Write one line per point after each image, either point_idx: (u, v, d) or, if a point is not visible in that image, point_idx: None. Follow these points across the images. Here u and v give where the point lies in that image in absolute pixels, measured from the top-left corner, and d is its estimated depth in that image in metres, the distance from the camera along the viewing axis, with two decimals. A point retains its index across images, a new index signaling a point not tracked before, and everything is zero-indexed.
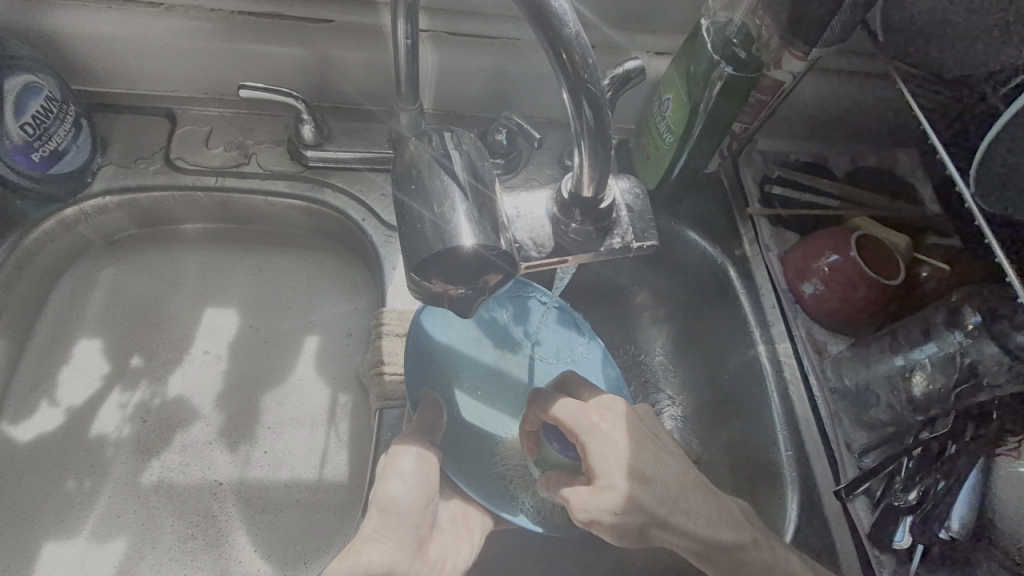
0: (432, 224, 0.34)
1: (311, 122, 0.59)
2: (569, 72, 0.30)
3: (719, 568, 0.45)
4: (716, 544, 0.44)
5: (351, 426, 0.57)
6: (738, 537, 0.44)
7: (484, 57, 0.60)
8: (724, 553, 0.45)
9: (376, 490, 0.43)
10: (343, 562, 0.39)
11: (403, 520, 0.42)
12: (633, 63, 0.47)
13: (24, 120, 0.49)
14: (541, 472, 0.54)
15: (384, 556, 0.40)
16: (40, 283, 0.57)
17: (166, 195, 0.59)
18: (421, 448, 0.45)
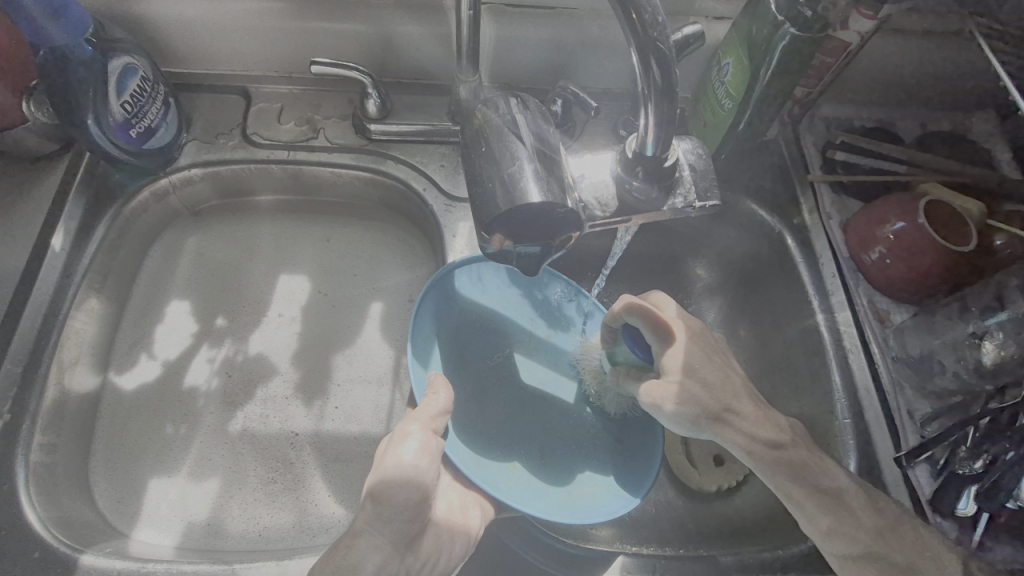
0: (503, 186, 0.36)
1: (375, 97, 0.61)
2: (638, 32, 0.31)
3: (766, 467, 0.45)
4: (761, 439, 0.46)
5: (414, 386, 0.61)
6: (779, 436, 0.46)
7: (541, 28, 0.60)
8: (794, 483, 0.45)
9: (371, 480, 0.43)
10: (333, 559, 0.41)
11: (389, 519, 0.42)
12: (692, 27, 0.48)
13: (124, 99, 0.54)
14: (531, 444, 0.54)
15: (372, 552, 0.41)
16: (136, 251, 0.62)
17: (243, 168, 0.63)
18: (416, 451, 0.44)
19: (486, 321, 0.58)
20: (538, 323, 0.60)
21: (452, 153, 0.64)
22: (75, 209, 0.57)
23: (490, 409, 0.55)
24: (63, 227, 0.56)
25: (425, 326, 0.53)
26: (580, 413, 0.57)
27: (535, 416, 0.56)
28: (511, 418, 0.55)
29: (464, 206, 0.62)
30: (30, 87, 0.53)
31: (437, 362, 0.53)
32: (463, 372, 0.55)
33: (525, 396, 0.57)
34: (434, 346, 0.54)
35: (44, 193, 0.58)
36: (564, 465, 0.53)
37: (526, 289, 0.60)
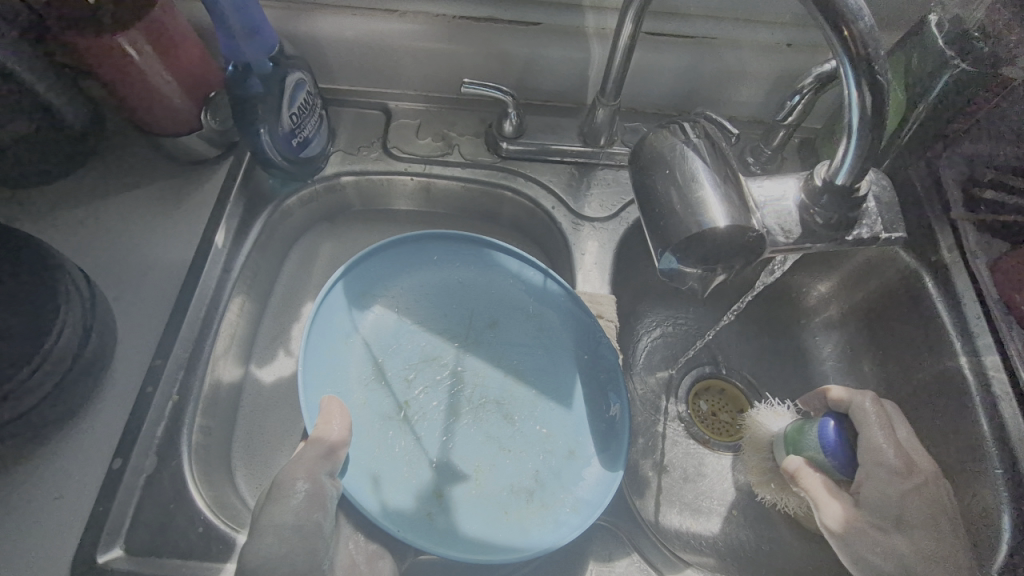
0: (686, 207, 0.37)
1: (514, 118, 0.64)
2: (849, 51, 0.32)
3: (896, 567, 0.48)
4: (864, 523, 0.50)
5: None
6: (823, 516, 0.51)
7: (680, 56, 0.62)
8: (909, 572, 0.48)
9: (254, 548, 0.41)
10: None
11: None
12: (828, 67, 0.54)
13: (293, 110, 0.58)
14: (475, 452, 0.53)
15: None
16: (280, 252, 0.66)
17: (382, 179, 0.66)
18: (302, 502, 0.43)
19: (412, 325, 0.58)
20: (475, 310, 0.59)
21: (580, 174, 0.66)
22: (235, 210, 0.61)
23: (420, 423, 0.53)
24: (226, 225, 0.60)
25: (322, 337, 0.53)
26: (523, 413, 0.55)
27: (475, 423, 0.54)
28: (446, 429, 0.53)
29: (592, 226, 0.63)
30: (208, 94, 0.59)
31: (337, 384, 0.53)
32: (391, 383, 0.55)
33: (461, 401, 0.55)
34: (338, 362, 0.54)
35: (209, 195, 0.63)
36: (505, 480, 0.51)
37: (465, 276, 0.60)
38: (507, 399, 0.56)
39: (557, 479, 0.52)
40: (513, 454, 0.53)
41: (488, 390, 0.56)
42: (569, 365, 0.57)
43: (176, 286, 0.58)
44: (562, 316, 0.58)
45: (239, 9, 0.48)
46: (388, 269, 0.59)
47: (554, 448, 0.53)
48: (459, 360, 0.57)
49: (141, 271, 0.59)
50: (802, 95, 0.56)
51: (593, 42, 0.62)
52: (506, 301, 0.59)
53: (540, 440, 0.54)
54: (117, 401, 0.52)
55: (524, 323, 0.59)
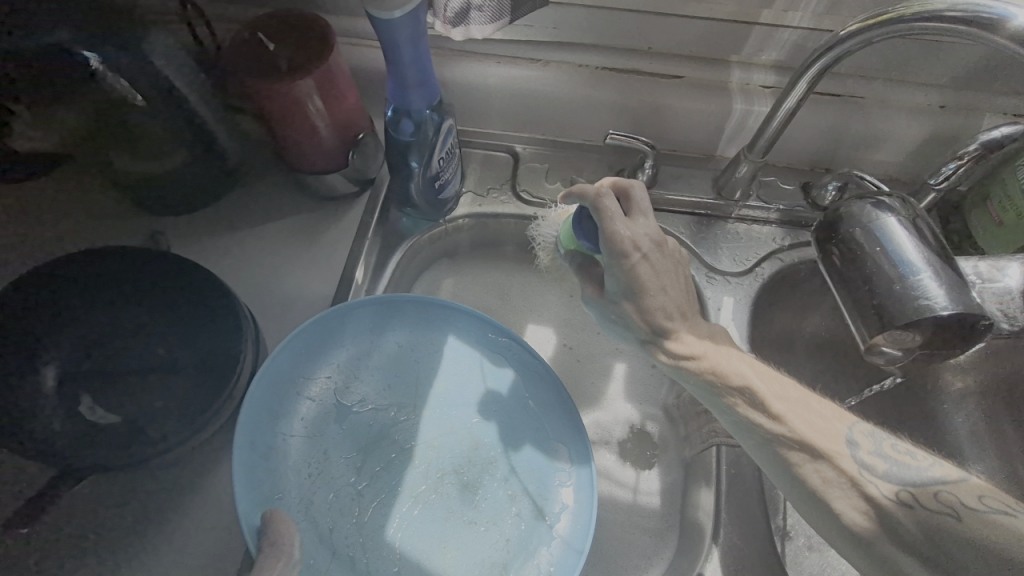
0: (904, 290, 0.37)
1: (649, 171, 0.64)
2: None
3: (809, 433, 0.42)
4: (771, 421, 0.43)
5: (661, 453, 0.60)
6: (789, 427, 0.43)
7: (825, 114, 0.61)
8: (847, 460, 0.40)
9: None
10: None
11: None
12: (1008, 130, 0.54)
13: (441, 155, 0.59)
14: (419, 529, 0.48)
15: None
16: (406, 288, 0.67)
17: (510, 221, 0.67)
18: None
19: (346, 402, 0.51)
20: (431, 378, 0.54)
21: (711, 226, 0.65)
22: (372, 247, 0.63)
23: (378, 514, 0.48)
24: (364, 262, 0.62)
25: (249, 432, 0.46)
26: (482, 480, 0.51)
27: (434, 502, 0.49)
28: (407, 516, 0.48)
29: (725, 280, 0.62)
30: (357, 136, 0.62)
31: (274, 487, 0.46)
32: (332, 473, 0.48)
33: (417, 480, 0.50)
34: (269, 459, 0.47)
35: (346, 230, 0.64)
36: (474, 559, 0.47)
37: (406, 343, 0.55)
38: (462, 466, 0.51)
39: (531, 547, 0.48)
40: (481, 525, 0.49)
41: (440, 463, 0.51)
42: (524, 426, 0.53)
43: None
44: (512, 373, 0.55)
45: (417, 63, 0.50)
46: (320, 343, 0.52)
47: (522, 510, 0.50)
48: (414, 436, 0.51)
49: (284, 303, 0.60)
50: (961, 162, 0.56)
51: (736, 96, 0.61)
52: (462, 362, 0.55)
53: (505, 506, 0.50)
54: None
55: (480, 386, 0.54)
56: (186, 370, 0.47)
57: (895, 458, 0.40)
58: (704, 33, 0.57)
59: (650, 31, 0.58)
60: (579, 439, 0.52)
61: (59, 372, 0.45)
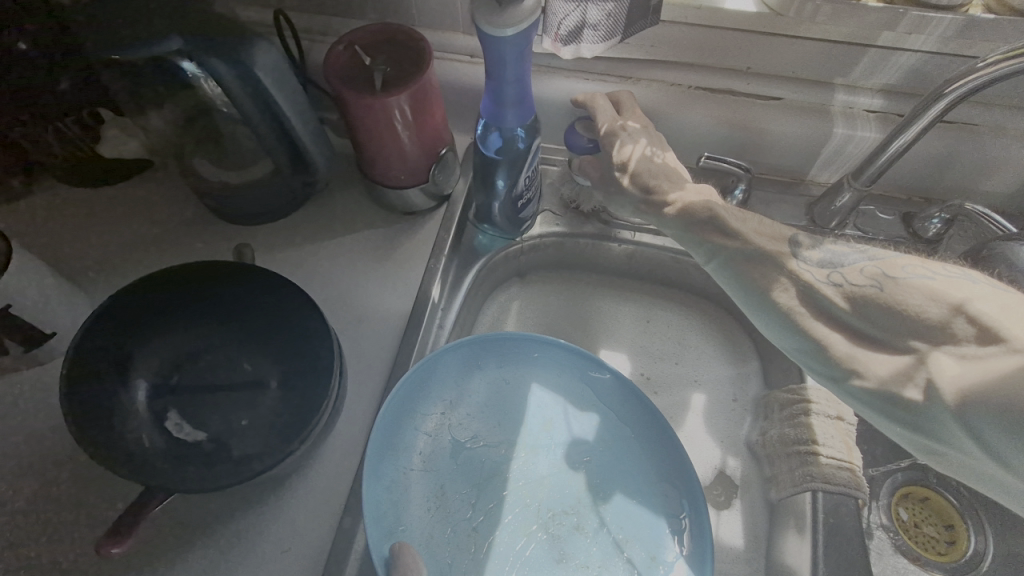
0: None
1: (742, 196, 0.59)
2: None
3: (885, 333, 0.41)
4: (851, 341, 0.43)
5: (747, 496, 0.57)
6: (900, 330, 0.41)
7: (936, 142, 0.57)
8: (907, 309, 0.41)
9: None
10: None
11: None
12: None
13: (529, 175, 0.57)
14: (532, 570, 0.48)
15: None
16: (478, 307, 0.65)
17: (588, 242, 0.65)
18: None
19: (468, 436, 0.52)
20: (543, 416, 0.54)
21: None
22: (450, 264, 0.61)
23: (495, 549, 0.48)
24: (440, 278, 0.60)
25: (373, 465, 0.47)
26: (593, 527, 0.50)
27: (545, 547, 0.49)
28: (519, 558, 0.48)
29: None
30: (441, 152, 0.60)
31: (399, 519, 0.47)
32: (446, 510, 0.49)
33: (529, 521, 0.50)
34: (389, 491, 0.48)
35: (422, 245, 0.63)
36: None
37: (517, 379, 0.55)
38: (572, 510, 0.51)
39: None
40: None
41: (550, 505, 0.51)
42: (636, 472, 0.52)
43: (393, 340, 0.57)
44: (623, 416, 0.54)
45: (520, 81, 0.49)
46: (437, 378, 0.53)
47: (635, 564, 0.48)
48: (528, 474, 0.52)
49: (359, 319, 0.59)
50: None
51: (838, 121, 0.58)
52: (575, 402, 0.55)
53: (618, 553, 0.49)
54: (339, 457, 0.50)
55: (590, 428, 0.54)
56: (276, 391, 0.46)
57: (940, 278, 0.41)
58: (808, 56, 0.55)
59: (753, 52, 0.56)
60: (698, 492, 0.50)
61: (151, 387, 0.45)
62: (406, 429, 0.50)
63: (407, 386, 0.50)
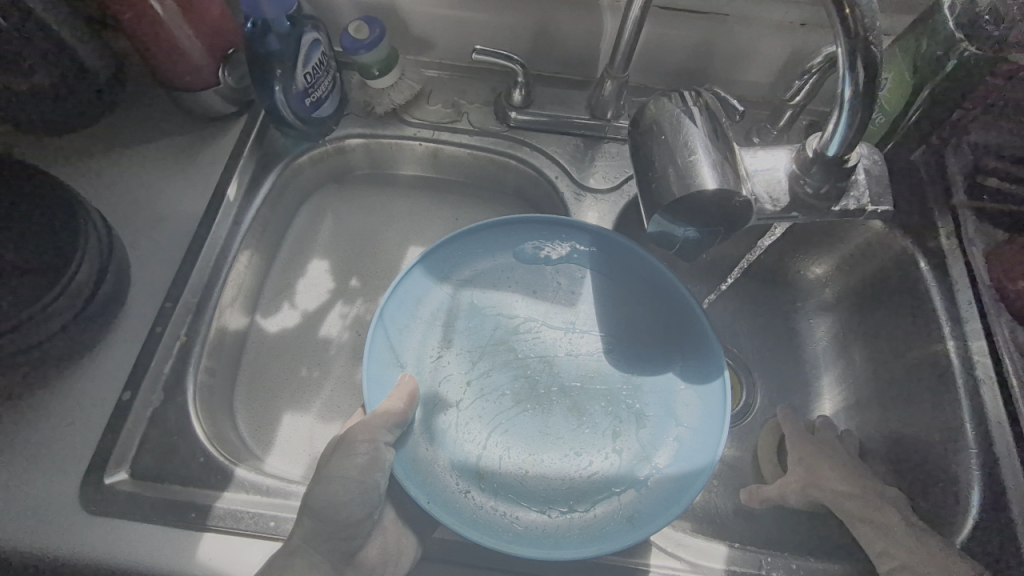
0: (676, 171, 0.39)
1: (522, 88, 0.65)
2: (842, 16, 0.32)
3: None
4: None
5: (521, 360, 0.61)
6: None
7: (692, 33, 0.62)
8: None
9: (92, 524, 0.47)
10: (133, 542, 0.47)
11: (334, 533, 0.46)
12: None
13: (307, 69, 0.59)
14: (513, 425, 0.55)
15: (145, 548, 0.46)
16: (289, 210, 0.68)
17: (390, 142, 0.68)
18: (359, 433, 0.48)
19: (486, 308, 0.60)
20: (671, 326, 0.58)
21: (585, 146, 0.67)
22: (248, 164, 0.63)
23: (483, 401, 0.56)
24: (238, 179, 0.62)
25: (398, 310, 0.56)
26: (591, 408, 0.56)
27: (532, 415, 0.55)
28: (507, 416, 0.55)
29: (594, 197, 0.64)
30: (228, 52, 0.61)
31: (403, 356, 0.56)
32: (450, 364, 0.57)
33: (525, 390, 0.57)
34: (413, 336, 0.57)
35: (223, 148, 0.64)
36: (557, 473, 0.53)
37: (555, 269, 0.61)
38: (573, 394, 0.57)
39: (622, 482, 0.52)
40: (570, 448, 0.54)
41: (548, 382, 0.57)
42: (654, 374, 0.57)
43: (188, 235, 0.59)
44: (649, 312, 0.59)
45: None
46: (535, 269, 0.61)
47: (619, 451, 0.54)
48: (538, 349, 0.59)
49: (156, 218, 0.61)
50: (809, 76, 0.57)
51: (605, 13, 0.62)
52: (600, 299, 0.60)
53: (617, 433, 0.55)
54: (126, 339, 0.54)
55: (622, 327, 0.59)
56: (16, 259, 0.47)
57: None
58: None
59: None
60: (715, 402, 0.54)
61: None
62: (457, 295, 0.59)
63: (433, 254, 0.59)
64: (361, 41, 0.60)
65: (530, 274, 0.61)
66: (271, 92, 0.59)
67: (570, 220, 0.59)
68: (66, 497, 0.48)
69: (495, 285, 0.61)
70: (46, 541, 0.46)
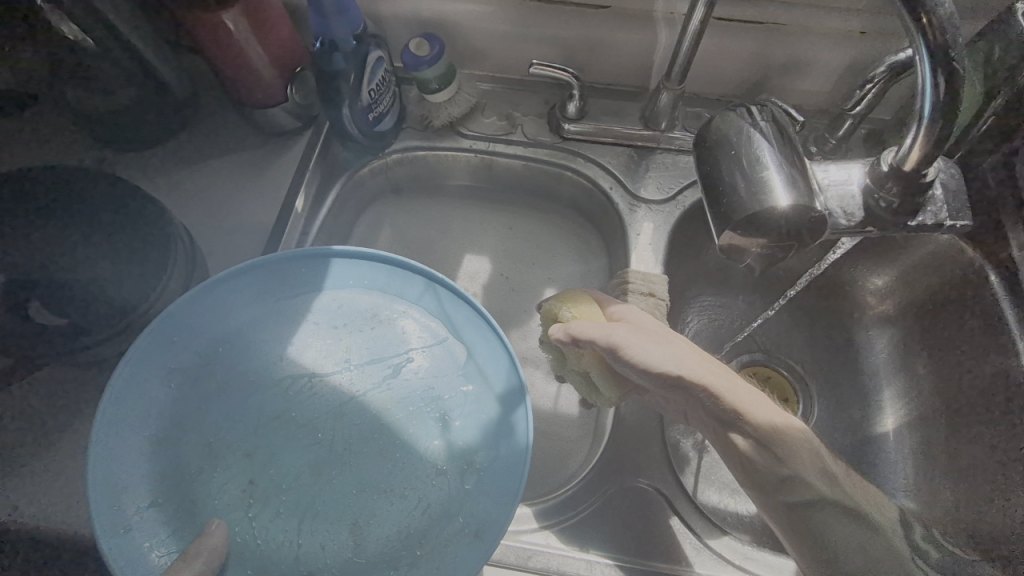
0: (753, 188, 0.39)
1: (577, 100, 0.66)
2: (925, 35, 0.32)
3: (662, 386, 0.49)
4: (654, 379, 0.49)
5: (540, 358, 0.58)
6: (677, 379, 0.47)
7: (748, 43, 0.62)
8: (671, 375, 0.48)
9: None
10: None
11: None
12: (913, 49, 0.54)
13: (371, 86, 0.61)
14: (309, 499, 0.46)
15: None
16: (349, 221, 0.70)
17: (447, 154, 0.70)
18: None
19: (196, 378, 0.49)
20: (451, 329, 0.53)
21: (639, 156, 0.67)
22: (313, 177, 0.67)
23: (271, 498, 0.46)
24: (306, 192, 0.66)
25: (122, 437, 0.45)
26: (392, 447, 0.48)
27: (342, 479, 0.47)
28: (318, 491, 0.47)
29: (648, 207, 0.65)
30: (295, 69, 0.64)
31: (148, 493, 0.45)
32: (217, 466, 0.47)
33: (322, 456, 0.48)
34: (140, 466, 0.45)
35: (290, 162, 0.67)
36: (386, 528, 0.46)
37: (302, 308, 0.52)
38: (369, 435, 0.48)
39: (450, 508, 0.47)
40: (391, 497, 0.47)
41: (345, 437, 0.48)
42: (442, 381, 0.51)
43: (259, 246, 0.63)
44: (348, 325, 0.52)
45: None
46: (291, 321, 0.52)
47: (443, 472, 0.48)
48: (310, 408, 0.49)
49: (230, 228, 0.64)
50: (870, 85, 0.56)
51: (660, 26, 0.62)
52: (348, 322, 0.52)
53: (387, 472, 0.47)
54: None
55: (399, 348, 0.52)
56: (118, 263, 0.51)
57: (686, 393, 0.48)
58: None
59: None
60: (506, 382, 0.51)
61: (8, 279, 0.49)
62: (152, 392, 0.47)
63: (144, 343, 0.47)
64: (423, 57, 0.62)
65: (249, 340, 0.51)
66: (338, 110, 0.61)
67: (278, 255, 0.51)
68: None
69: (222, 363, 0.49)
70: None
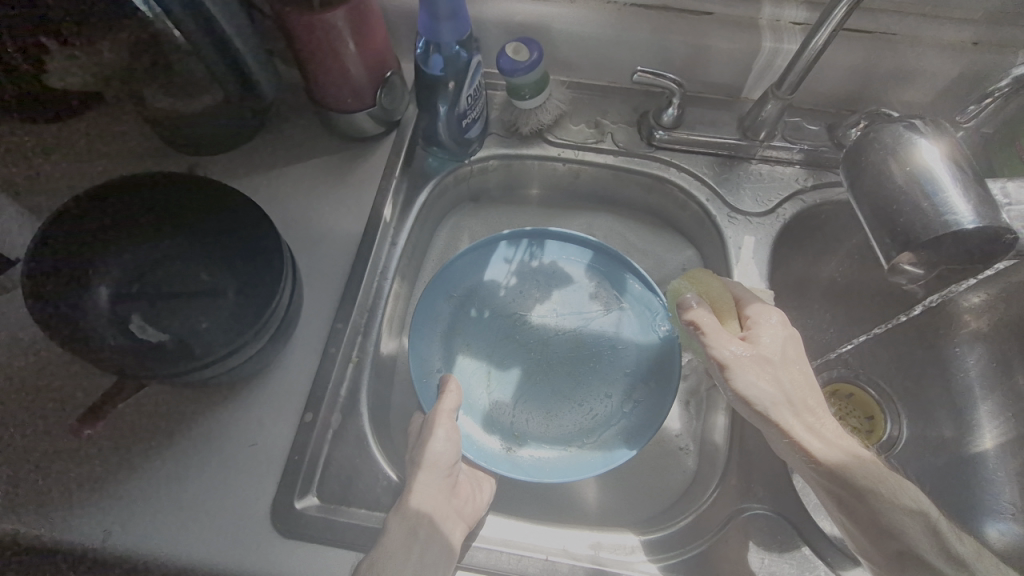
0: (927, 209, 0.37)
1: (676, 109, 0.64)
2: None
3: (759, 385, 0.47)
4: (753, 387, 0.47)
5: None
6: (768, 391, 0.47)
7: (855, 53, 0.60)
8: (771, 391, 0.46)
9: (286, 545, 0.47)
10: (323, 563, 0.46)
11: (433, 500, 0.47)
12: None
13: (469, 93, 0.60)
14: (529, 384, 0.59)
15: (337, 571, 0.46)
16: (431, 230, 0.68)
17: (534, 162, 0.68)
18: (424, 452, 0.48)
19: (469, 288, 0.62)
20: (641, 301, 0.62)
21: (733, 166, 0.66)
22: (400, 185, 0.65)
23: (503, 381, 0.59)
24: (392, 200, 0.64)
25: (420, 317, 0.59)
26: (585, 372, 0.59)
27: (545, 381, 0.59)
28: (534, 385, 0.59)
29: (747, 220, 0.63)
30: (386, 75, 0.62)
31: (430, 353, 0.59)
32: (472, 352, 0.60)
33: (540, 360, 0.60)
34: (427, 337, 0.59)
35: (374, 169, 0.65)
36: (571, 423, 0.57)
37: (537, 256, 0.64)
38: (574, 357, 0.60)
39: (617, 423, 0.56)
40: (579, 403, 0.58)
41: (555, 352, 0.60)
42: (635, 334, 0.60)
43: (348, 255, 0.60)
44: (568, 276, 0.63)
45: None
46: (528, 264, 0.64)
47: (612, 395, 0.58)
48: (538, 330, 0.61)
49: (315, 237, 0.61)
50: (991, 99, 0.55)
51: (765, 33, 0.61)
52: (569, 274, 0.63)
53: (583, 383, 0.59)
54: (299, 358, 0.54)
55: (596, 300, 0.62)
56: (223, 280, 0.50)
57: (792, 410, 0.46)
58: None
59: None
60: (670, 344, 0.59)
61: (113, 290, 0.48)
62: (445, 290, 0.61)
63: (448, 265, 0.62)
64: (520, 63, 0.60)
65: (480, 269, 0.63)
66: (436, 117, 0.61)
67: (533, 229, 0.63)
68: (256, 516, 0.48)
69: (461, 283, 0.62)
70: (241, 562, 0.46)
